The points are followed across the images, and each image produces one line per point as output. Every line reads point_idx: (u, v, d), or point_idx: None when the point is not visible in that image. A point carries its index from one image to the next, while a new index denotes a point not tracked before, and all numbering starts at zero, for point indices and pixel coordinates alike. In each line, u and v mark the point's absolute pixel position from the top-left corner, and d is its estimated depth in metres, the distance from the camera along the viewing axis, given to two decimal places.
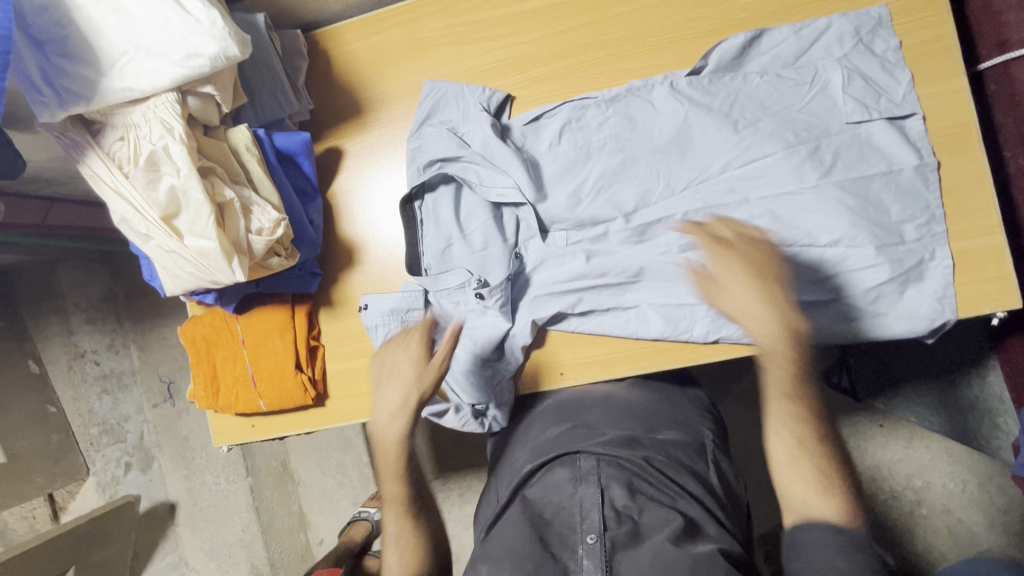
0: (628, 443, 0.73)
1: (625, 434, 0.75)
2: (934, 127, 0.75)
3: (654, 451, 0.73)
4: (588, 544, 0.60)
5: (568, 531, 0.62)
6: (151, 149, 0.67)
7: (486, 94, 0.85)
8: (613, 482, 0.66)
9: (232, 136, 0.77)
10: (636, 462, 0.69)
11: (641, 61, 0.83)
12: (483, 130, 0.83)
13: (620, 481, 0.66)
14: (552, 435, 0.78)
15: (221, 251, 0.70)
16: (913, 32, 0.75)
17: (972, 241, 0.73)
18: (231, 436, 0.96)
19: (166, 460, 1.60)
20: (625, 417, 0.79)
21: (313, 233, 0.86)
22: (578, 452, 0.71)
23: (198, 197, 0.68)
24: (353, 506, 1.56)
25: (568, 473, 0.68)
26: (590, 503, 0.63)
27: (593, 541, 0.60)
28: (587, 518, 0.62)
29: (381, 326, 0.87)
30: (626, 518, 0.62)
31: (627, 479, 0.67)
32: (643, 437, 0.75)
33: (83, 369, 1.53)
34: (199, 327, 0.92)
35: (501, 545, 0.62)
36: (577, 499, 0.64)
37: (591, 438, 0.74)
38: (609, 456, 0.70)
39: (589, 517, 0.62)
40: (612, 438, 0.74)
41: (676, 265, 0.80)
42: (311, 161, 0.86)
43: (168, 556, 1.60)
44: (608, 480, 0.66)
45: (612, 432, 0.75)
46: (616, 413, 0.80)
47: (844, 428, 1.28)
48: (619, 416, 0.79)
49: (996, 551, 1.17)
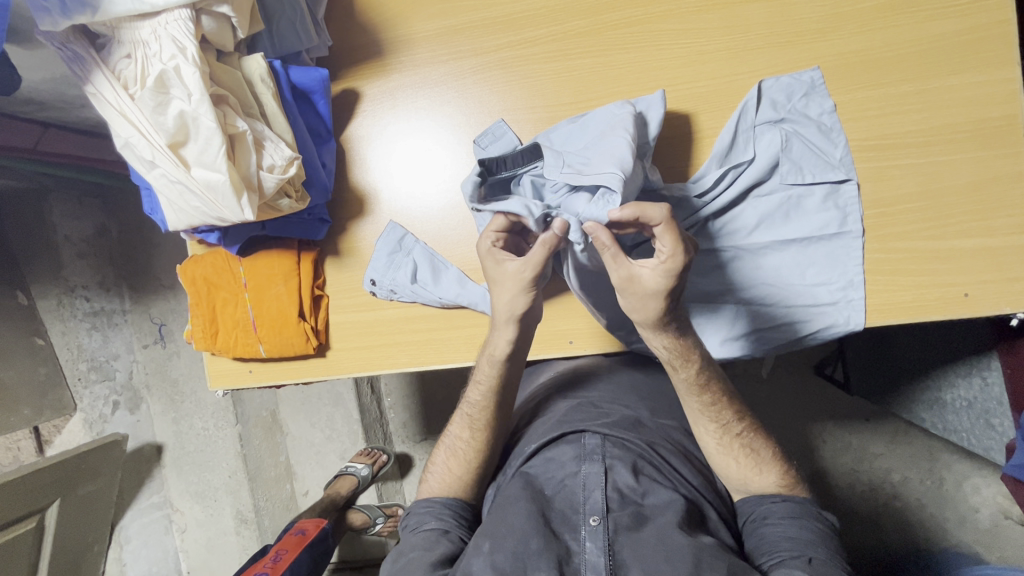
0: (633, 425, 0.73)
1: (631, 416, 0.75)
2: (979, 117, 0.72)
3: (657, 435, 0.73)
4: (590, 525, 0.60)
5: (571, 510, 0.62)
6: (161, 70, 0.62)
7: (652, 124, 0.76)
8: (617, 462, 0.65)
9: (246, 65, 0.72)
10: (642, 445, 0.69)
11: (682, 23, 0.78)
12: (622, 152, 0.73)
13: (625, 462, 0.65)
14: (559, 412, 0.77)
15: (230, 185, 0.66)
16: (974, 15, 0.71)
17: (1005, 240, 0.71)
18: (227, 381, 0.95)
19: (155, 402, 1.61)
20: (629, 397, 0.80)
21: (325, 177, 0.83)
22: (583, 431, 0.69)
23: (209, 125, 0.64)
24: (340, 461, 1.57)
25: (573, 451, 0.67)
26: (593, 483, 0.63)
27: (596, 523, 0.60)
28: (589, 498, 0.62)
29: (403, 269, 0.84)
30: (629, 501, 0.62)
31: (632, 460, 0.66)
32: (647, 420, 0.76)
33: (74, 305, 1.46)
34: (200, 267, 0.89)
35: (502, 521, 0.62)
36: (579, 478, 0.64)
37: (596, 418, 0.73)
38: (615, 436, 0.69)
39: (592, 497, 0.62)
40: (618, 419, 0.73)
41: (702, 267, 0.79)
42: (326, 101, 0.82)
43: (153, 497, 1.60)
44: (611, 460, 0.65)
45: (617, 413, 0.75)
46: (620, 392, 0.81)
47: (830, 424, 1.30)
48: (624, 395, 0.80)
49: (964, 548, 1.21)
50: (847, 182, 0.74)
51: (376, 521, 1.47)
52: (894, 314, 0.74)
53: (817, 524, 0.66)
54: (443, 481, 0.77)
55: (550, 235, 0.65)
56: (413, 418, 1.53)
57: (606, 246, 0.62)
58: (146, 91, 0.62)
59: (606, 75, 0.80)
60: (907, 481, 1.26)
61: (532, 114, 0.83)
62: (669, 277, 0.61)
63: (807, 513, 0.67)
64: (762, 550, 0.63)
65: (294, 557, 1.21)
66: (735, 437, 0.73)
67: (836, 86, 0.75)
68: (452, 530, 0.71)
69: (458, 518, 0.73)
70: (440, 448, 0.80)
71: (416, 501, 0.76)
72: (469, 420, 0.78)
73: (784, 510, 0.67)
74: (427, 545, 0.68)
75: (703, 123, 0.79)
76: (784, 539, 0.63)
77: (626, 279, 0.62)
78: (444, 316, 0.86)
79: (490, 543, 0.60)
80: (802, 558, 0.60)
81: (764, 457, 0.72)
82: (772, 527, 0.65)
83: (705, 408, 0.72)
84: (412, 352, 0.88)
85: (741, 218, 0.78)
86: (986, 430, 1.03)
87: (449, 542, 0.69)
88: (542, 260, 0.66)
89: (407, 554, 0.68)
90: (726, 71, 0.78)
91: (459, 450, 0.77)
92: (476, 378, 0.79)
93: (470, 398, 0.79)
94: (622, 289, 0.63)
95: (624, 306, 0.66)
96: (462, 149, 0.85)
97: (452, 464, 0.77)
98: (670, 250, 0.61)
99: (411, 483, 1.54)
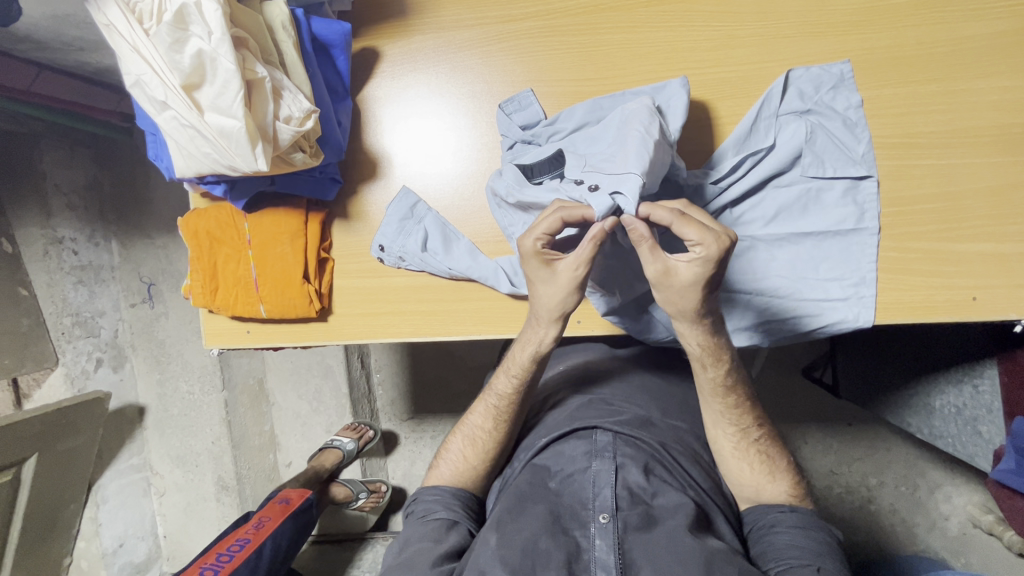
0: (644, 424, 0.75)
1: (642, 415, 0.77)
2: (1003, 122, 0.72)
3: (667, 435, 0.75)
4: (600, 522, 0.62)
5: (580, 505, 0.64)
6: (181, 3, 0.58)
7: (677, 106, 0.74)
8: (628, 461, 0.67)
9: (267, 10, 0.69)
10: (653, 446, 0.71)
11: (715, 5, 0.77)
12: (643, 123, 0.68)
13: (636, 461, 0.67)
14: (570, 408, 0.79)
15: (246, 133, 0.64)
16: (1006, 20, 0.72)
17: (1017, 246, 0.72)
18: (223, 340, 0.93)
19: (140, 361, 1.57)
20: (643, 397, 0.82)
21: (339, 135, 0.81)
22: (594, 427, 0.71)
23: (228, 67, 0.61)
24: (326, 434, 1.56)
25: (584, 446, 0.69)
26: (603, 480, 0.65)
27: (606, 521, 0.62)
28: (599, 495, 0.64)
29: (413, 236, 0.82)
30: (639, 500, 0.64)
31: (644, 460, 0.68)
32: (657, 420, 0.78)
33: (61, 256, 1.40)
34: (203, 220, 0.87)
35: (515, 520, 0.63)
36: (589, 474, 0.66)
37: (609, 415, 0.75)
38: (626, 434, 0.71)
39: (602, 494, 0.64)
40: (629, 418, 0.75)
41: None
42: (347, 57, 0.80)
43: (133, 459, 1.57)
44: (623, 459, 0.67)
45: (629, 412, 0.76)
46: (631, 391, 0.83)
47: (815, 426, 1.32)
48: (638, 396, 0.82)
49: (933, 553, 1.25)
50: (867, 178, 0.74)
51: (359, 496, 1.45)
52: (901, 313, 0.74)
53: (824, 534, 0.67)
54: (457, 469, 0.78)
55: (596, 229, 0.63)
56: (402, 396, 1.52)
57: (642, 238, 0.61)
58: (164, 26, 0.58)
59: (635, 52, 0.79)
60: (885, 485, 1.29)
61: (556, 87, 0.81)
62: (703, 268, 0.61)
63: (815, 524, 0.68)
64: (770, 557, 0.65)
65: (276, 526, 1.20)
66: (752, 443, 0.74)
67: (865, 81, 0.75)
68: (462, 522, 0.73)
69: (467, 510, 0.75)
70: (457, 433, 0.80)
71: (424, 488, 0.77)
72: (494, 411, 0.79)
73: (792, 520, 0.68)
74: (436, 537, 0.69)
75: (729, 109, 0.78)
76: (793, 548, 0.65)
77: (661, 273, 0.63)
78: (452, 287, 0.85)
79: (497, 536, 0.62)
80: (811, 568, 0.62)
81: (778, 465, 0.74)
82: (781, 535, 0.67)
83: (726, 410, 0.74)
84: (416, 322, 0.86)
85: (759, 207, 0.77)
86: (973, 437, 0.99)
87: (457, 534, 0.70)
88: (589, 256, 0.65)
89: (416, 543, 0.69)
90: (756, 58, 0.77)
91: (477, 440, 0.78)
92: (507, 368, 0.79)
93: (498, 389, 0.79)
94: (658, 282, 0.64)
95: (660, 299, 0.66)
96: (480, 119, 0.84)
97: (468, 452, 0.78)
98: (700, 243, 0.60)
99: (395, 461, 1.53)
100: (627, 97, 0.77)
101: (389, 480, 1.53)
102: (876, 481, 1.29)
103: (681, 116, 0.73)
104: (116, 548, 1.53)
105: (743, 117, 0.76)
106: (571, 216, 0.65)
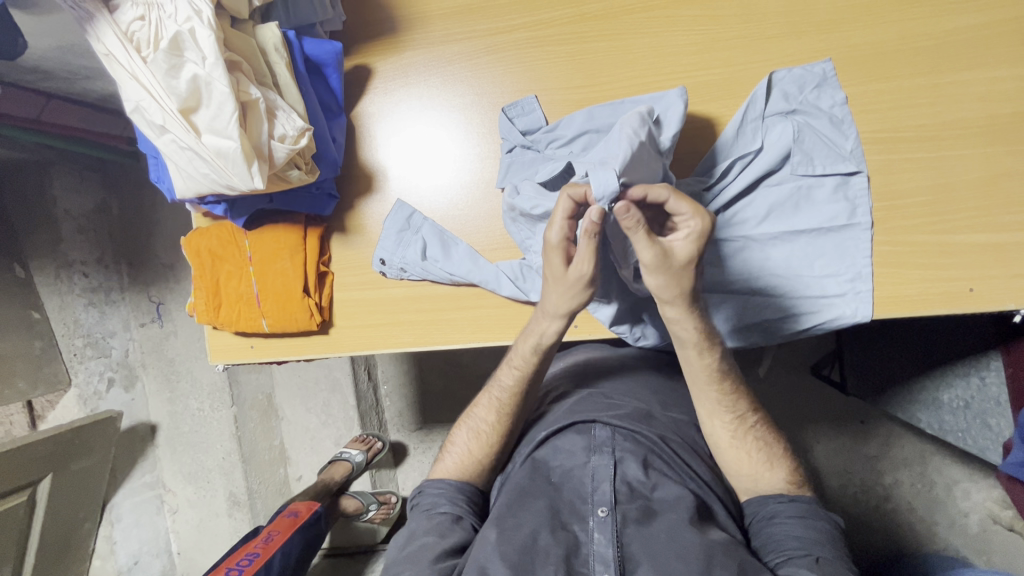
0: (644, 417, 0.75)
1: (642, 409, 0.77)
2: (991, 113, 0.72)
3: (668, 427, 0.75)
4: (598, 516, 0.62)
5: (579, 500, 0.65)
6: (176, 31, 0.61)
7: (666, 109, 0.74)
8: (627, 456, 0.67)
9: (261, 34, 0.72)
10: (653, 438, 0.71)
11: (697, 10, 0.78)
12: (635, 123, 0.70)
13: (635, 456, 0.67)
14: (570, 402, 0.79)
15: (241, 153, 0.66)
16: (987, 11, 0.72)
17: (1012, 236, 0.72)
18: (228, 355, 0.94)
19: (150, 380, 1.58)
20: (641, 391, 0.82)
21: (334, 151, 0.83)
22: (592, 421, 0.71)
23: (223, 90, 0.63)
24: (335, 447, 1.56)
25: (582, 442, 0.69)
26: (602, 475, 0.65)
27: (604, 514, 0.62)
28: (598, 490, 0.64)
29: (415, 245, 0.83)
30: (638, 494, 0.65)
31: (642, 454, 0.68)
32: (658, 413, 0.78)
33: (71, 279, 1.44)
34: (205, 239, 0.89)
35: (513, 517, 0.63)
36: (589, 469, 0.67)
37: (607, 408, 0.75)
38: (626, 429, 0.71)
39: (600, 489, 0.64)
40: (629, 411, 0.75)
41: (713, 256, 0.78)
42: (339, 75, 0.82)
43: (146, 476, 1.59)
44: (621, 453, 0.68)
45: (628, 405, 0.77)
46: (633, 386, 0.83)
47: (826, 426, 1.31)
48: (636, 387, 0.83)
49: (952, 551, 1.22)
50: (857, 173, 0.74)
51: (368, 508, 1.46)
52: (900, 306, 0.74)
53: (824, 523, 0.67)
54: (461, 462, 0.78)
55: (586, 221, 0.62)
56: (410, 407, 1.52)
57: (638, 224, 0.60)
58: (160, 54, 0.61)
59: (621, 61, 0.80)
60: (900, 483, 1.27)
61: (546, 96, 0.82)
62: (697, 244, 0.63)
63: (814, 512, 0.67)
64: (771, 548, 0.65)
65: (285, 539, 1.20)
66: (749, 429, 0.74)
67: (850, 79, 0.75)
68: (465, 517, 0.73)
69: (470, 505, 0.74)
70: (461, 426, 0.80)
71: (429, 481, 0.77)
72: (497, 404, 0.79)
73: (790, 509, 0.68)
74: (440, 531, 0.70)
75: (717, 110, 0.79)
76: (791, 539, 0.65)
77: (658, 257, 0.62)
78: (451, 295, 0.86)
79: (496, 533, 0.62)
80: (809, 559, 0.62)
81: (775, 451, 0.74)
82: (780, 526, 0.67)
83: (721, 398, 0.74)
84: (415, 332, 0.87)
85: (750, 207, 0.78)
86: (982, 430, 0.97)
87: (462, 531, 0.71)
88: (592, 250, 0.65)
89: (420, 537, 0.69)
90: (742, 59, 0.78)
91: (482, 433, 0.78)
92: (509, 361, 0.79)
93: (502, 381, 0.80)
94: (657, 264, 0.63)
95: (654, 285, 0.65)
96: (472, 129, 0.85)
97: (472, 446, 0.78)
98: (691, 217, 0.63)
99: (405, 472, 1.53)
100: (626, 107, 0.78)
101: (398, 492, 1.52)
102: (891, 479, 1.27)
103: (675, 124, 0.73)
104: (131, 566, 1.55)
105: (731, 119, 0.76)
106: (576, 196, 0.65)
